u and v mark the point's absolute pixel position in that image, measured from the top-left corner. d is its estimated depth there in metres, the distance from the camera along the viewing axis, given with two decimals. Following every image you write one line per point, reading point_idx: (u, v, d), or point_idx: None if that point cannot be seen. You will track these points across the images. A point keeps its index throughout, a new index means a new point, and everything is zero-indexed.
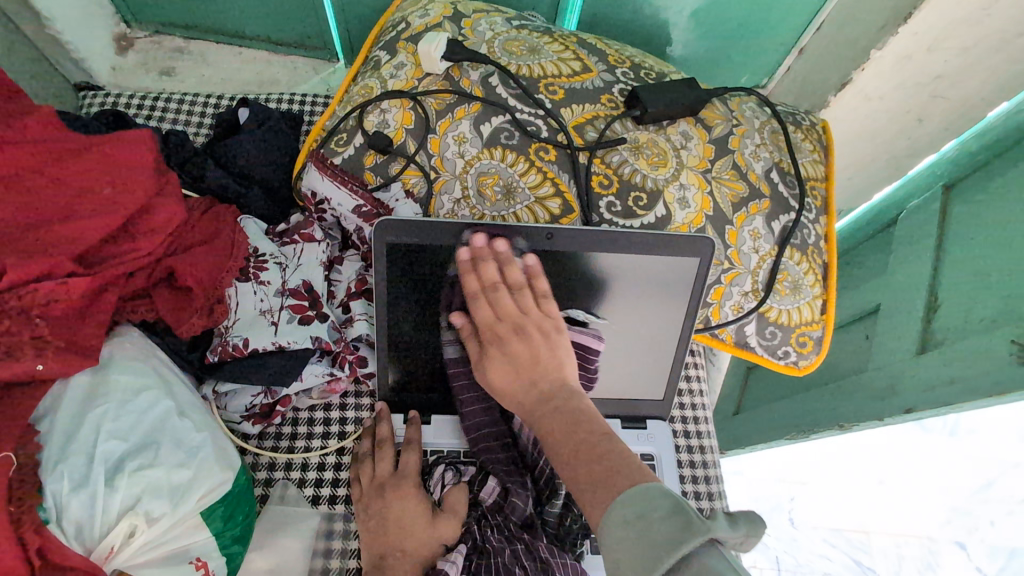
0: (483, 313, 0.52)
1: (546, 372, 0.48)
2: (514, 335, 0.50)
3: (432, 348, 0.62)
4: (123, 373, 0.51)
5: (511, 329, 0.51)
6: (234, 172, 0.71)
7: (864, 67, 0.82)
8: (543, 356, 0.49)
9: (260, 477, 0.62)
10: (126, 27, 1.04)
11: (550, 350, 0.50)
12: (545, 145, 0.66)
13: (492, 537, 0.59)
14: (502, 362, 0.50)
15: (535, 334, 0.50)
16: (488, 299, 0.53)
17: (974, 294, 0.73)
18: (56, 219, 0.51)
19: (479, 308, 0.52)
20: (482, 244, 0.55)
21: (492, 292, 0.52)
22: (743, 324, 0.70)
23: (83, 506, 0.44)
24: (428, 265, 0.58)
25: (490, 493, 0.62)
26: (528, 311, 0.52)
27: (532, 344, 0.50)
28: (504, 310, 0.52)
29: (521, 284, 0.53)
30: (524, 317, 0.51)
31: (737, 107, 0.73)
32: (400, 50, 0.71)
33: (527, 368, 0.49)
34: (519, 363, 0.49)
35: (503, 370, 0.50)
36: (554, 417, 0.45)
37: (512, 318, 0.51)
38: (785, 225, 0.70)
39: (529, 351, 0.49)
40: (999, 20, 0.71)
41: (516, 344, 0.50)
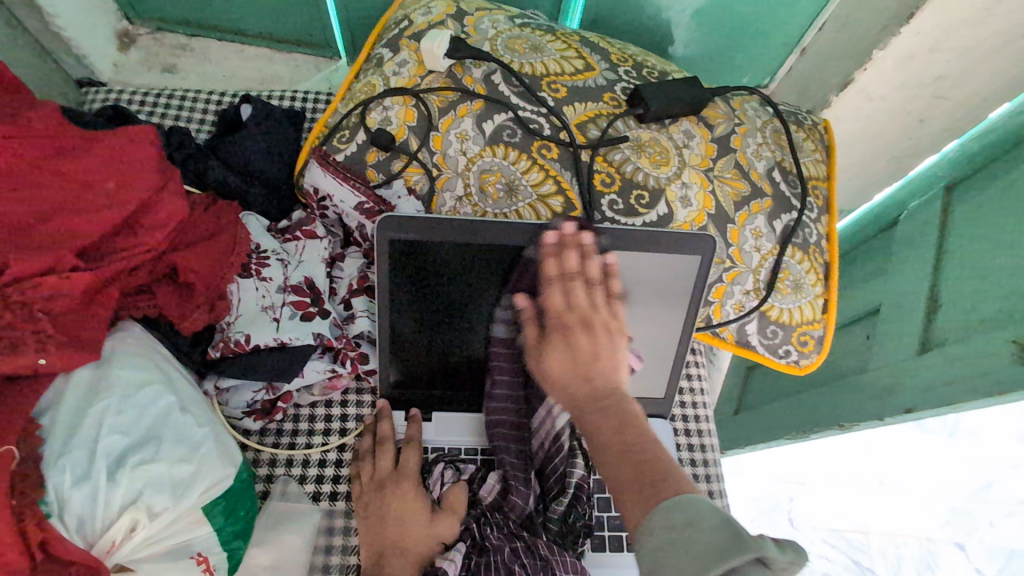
0: (553, 298, 0.52)
1: (604, 367, 0.48)
2: (582, 328, 0.50)
3: (475, 336, 0.62)
4: (125, 367, 0.51)
5: (580, 322, 0.50)
6: (236, 169, 0.71)
7: (865, 67, 0.83)
8: (602, 353, 0.48)
9: (262, 473, 0.62)
10: (129, 24, 1.04)
11: (610, 351, 0.49)
12: (548, 143, 0.66)
13: (491, 535, 0.60)
14: (561, 351, 0.50)
15: (600, 332, 0.49)
16: (563, 287, 0.52)
17: (975, 295, 0.73)
18: (58, 214, 0.51)
19: (555, 293, 0.52)
20: (564, 232, 0.55)
21: (569, 280, 0.52)
22: (745, 323, 0.70)
23: (85, 500, 0.44)
24: (429, 265, 0.58)
25: (489, 490, 0.63)
26: (598, 305, 0.51)
27: (594, 340, 0.49)
28: (577, 300, 0.51)
29: (597, 278, 0.53)
30: (593, 310, 0.51)
31: (739, 106, 0.73)
32: (403, 48, 0.71)
33: (586, 362, 0.48)
34: (578, 355, 0.49)
35: (562, 360, 0.49)
36: (604, 418, 0.45)
37: (582, 309, 0.51)
38: (787, 224, 0.70)
39: (591, 346, 0.49)
40: (1001, 20, 0.71)
41: (581, 336, 0.49)
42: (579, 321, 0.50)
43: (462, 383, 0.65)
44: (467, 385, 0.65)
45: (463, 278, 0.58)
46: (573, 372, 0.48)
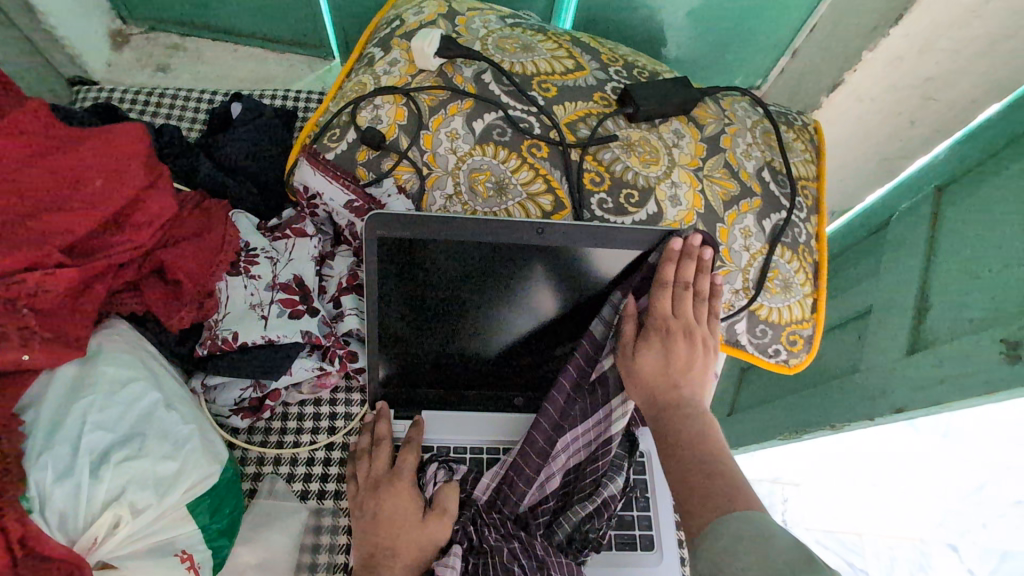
0: (664, 302, 0.58)
1: (691, 379, 0.57)
2: (682, 336, 0.57)
3: (501, 329, 0.63)
4: (111, 363, 0.51)
5: (683, 330, 0.58)
6: (227, 167, 0.71)
7: (856, 68, 0.83)
8: (693, 367, 0.57)
9: (249, 472, 0.62)
10: (121, 23, 1.04)
11: (701, 366, 0.57)
12: (538, 142, 0.66)
13: (489, 537, 0.58)
14: (658, 354, 0.57)
15: (699, 344, 0.57)
16: (677, 295, 0.58)
17: (963, 295, 0.73)
18: (45, 210, 0.51)
19: (665, 297, 0.58)
20: (688, 241, 0.57)
21: (681, 288, 0.58)
22: (734, 322, 0.70)
23: (67, 496, 0.44)
24: (424, 263, 0.58)
25: (484, 490, 0.61)
26: (701, 319, 0.59)
27: (690, 351, 0.57)
28: (686, 310, 0.58)
29: (705, 295, 0.59)
30: (695, 322, 0.58)
31: (729, 106, 0.74)
32: (394, 47, 0.72)
33: (678, 369, 0.57)
34: (673, 361, 0.57)
35: (656, 362, 0.57)
36: (683, 423, 0.54)
37: (686, 318, 0.58)
38: (776, 224, 0.70)
39: (686, 356, 0.57)
40: (987, 22, 0.72)
41: (679, 344, 0.57)
42: (684, 329, 0.58)
43: (468, 377, 0.66)
44: (459, 381, 0.66)
45: (458, 279, 0.59)
46: (661, 375, 0.56)
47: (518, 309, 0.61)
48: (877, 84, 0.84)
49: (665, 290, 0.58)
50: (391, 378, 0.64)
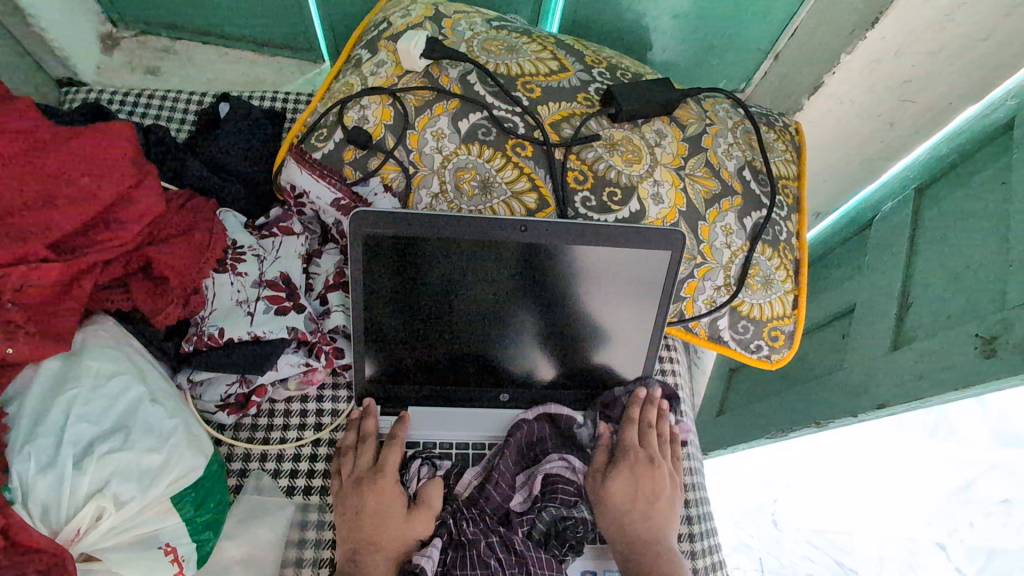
0: (631, 435, 0.66)
1: (657, 511, 0.63)
2: (647, 466, 0.65)
3: (486, 340, 0.64)
4: (96, 358, 0.51)
5: (650, 461, 0.65)
6: (215, 167, 0.71)
7: (835, 70, 0.84)
8: (660, 498, 0.64)
9: (235, 468, 0.62)
10: (112, 26, 1.04)
11: (665, 499, 0.64)
12: (522, 142, 0.68)
13: (468, 530, 0.59)
14: (627, 483, 0.63)
15: (663, 477, 0.65)
16: (643, 432, 0.67)
17: (941, 291, 0.75)
18: (29, 207, 0.51)
19: (632, 431, 0.66)
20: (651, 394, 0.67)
21: (646, 426, 0.67)
22: (716, 318, 0.71)
23: (50, 487, 0.44)
24: (419, 259, 0.58)
25: (465, 486, 0.63)
26: (665, 455, 0.67)
27: (657, 482, 0.64)
28: (652, 445, 0.66)
29: (666, 436, 0.69)
30: (660, 456, 0.66)
31: (711, 107, 0.75)
32: (381, 49, 0.73)
33: (644, 501, 0.63)
34: (640, 492, 0.63)
35: (626, 490, 0.63)
36: (652, 556, 0.60)
37: (650, 450, 0.66)
38: (757, 221, 0.71)
39: (653, 485, 0.64)
40: (960, 25, 0.74)
41: (647, 475, 0.64)
42: (650, 460, 0.65)
43: (454, 375, 0.66)
44: (445, 379, 0.66)
45: (449, 278, 0.60)
46: (630, 505, 0.62)
47: (499, 322, 0.63)
48: (856, 86, 0.86)
49: (632, 425, 0.66)
50: (380, 375, 0.65)
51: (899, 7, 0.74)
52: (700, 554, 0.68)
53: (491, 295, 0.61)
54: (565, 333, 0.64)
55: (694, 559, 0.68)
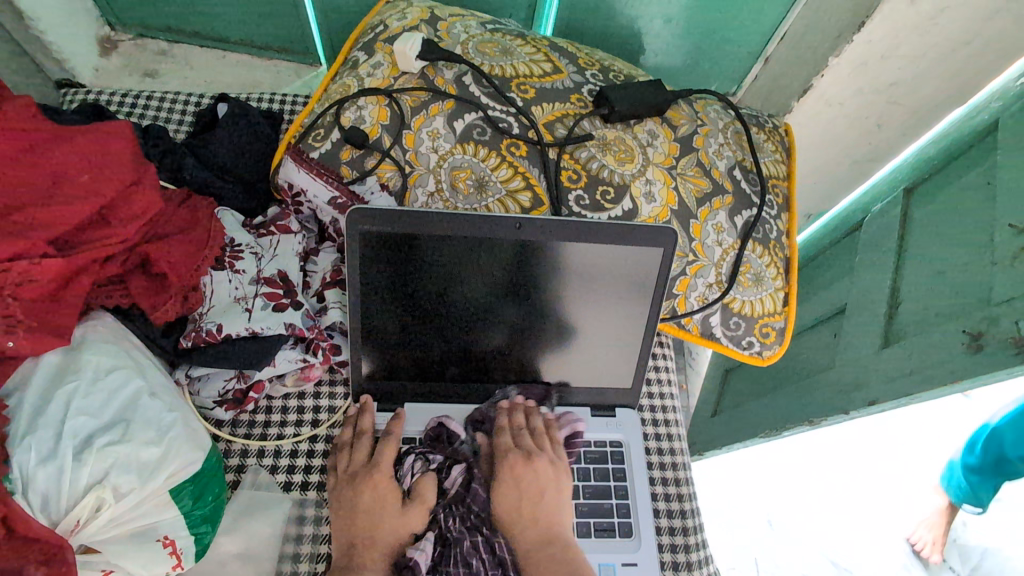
0: (504, 438, 0.64)
1: (545, 510, 0.61)
2: (523, 464, 0.62)
3: (475, 337, 0.64)
4: (95, 352, 0.52)
5: (526, 458, 0.63)
6: (212, 166, 0.72)
7: (823, 73, 0.87)
8: (545, 496, 0.61)
9: (232, 464, 0.62)
10: (110, 30, 1.05)
11: (553, 491, 0.62)
12: (516, 141, 0.69)
13: (454, 527, 0.61)
14: (510, 486, 0.62)
15: (545, 472, 0.62)
16: (514, 433, 0.65)
17: (930, 289, 0.76)
18: (30, 204, 0.52)
19: (504, 436, 0.64)
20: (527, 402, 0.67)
21: (515, 430, 0.65)
22: (709, 315, 0.72)
23: (50, 478, 0.45)
24: (415, 257, 0.59)
25: (454, 483, 0.63)
26: (545, 447, 0.64)
27: (541, 480, 0.62)
28: (525, 442, 0.64)
29: (540, 428, 0.66)
30: (539, 449, 0.64)
31: (702, 108, 0.77)
32: (378, 50, 0.74)
33: (531, 502, 0.61)
34: (524, 492, 0.61)
35: (511, 494, 0.62)
36: (544, 561, 0.57)
37: (527, 447, 0.64)
38: (748, 220, 0.73)
39: (534, 482, 0.62)
40: (945, 29, 0.76)
41: (526, 475, 0.62)
42: (527, 457, 0.63)
43: (447, 372, 0.66)
44: (438, 376, 0.66)
45: (441, 274, 0.60)
46: (518, 510, 0.61)
47: (484, 320, 0.63)
48: (844, 89, 0.88)
49: (501, 429, 0.65)
50: (377, 373, 0.65)
51: (882, 11, 0.77)
52: (694, 548, 0.66)
53: (482, 293, 0.62)
54: (537, 336, 0.65)
55: (687, 554, 0.66)
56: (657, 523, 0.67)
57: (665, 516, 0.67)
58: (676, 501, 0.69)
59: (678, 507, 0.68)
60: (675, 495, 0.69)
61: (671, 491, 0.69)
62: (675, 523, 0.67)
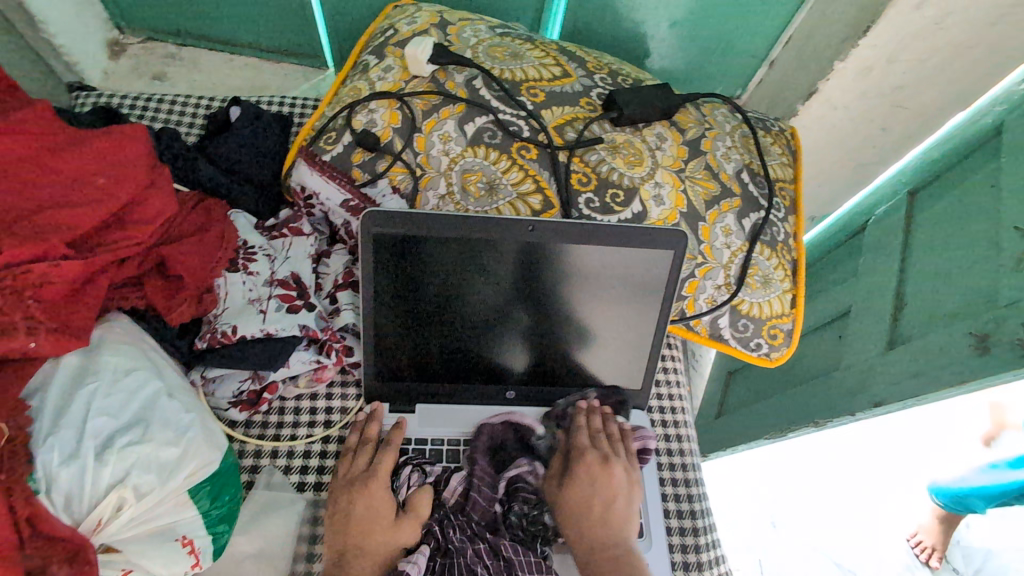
0: (581, 437, 0.64)
1: (615, 512, 0.60)
2: (600, 465, 0.62)
3: (481, 338, 0.65)
4: (113, 353, 0.52)
5: (604, 463, 0.62)
6: (225, 168, 0.72)
7: (829, 76, 0.87)
8: (617, 501, 0.61)
9: (247, 464, 0.63)
10: (118, 33, 1.06)
11: (623, 500, 0.61)
12: (527, 145, 0.69)
13: (454, 537, 0.58)
14: (584, 486, 0.61)
15: (620, 478, 0.61)
16: (590, 434, 0.64)
17: (936, 290, 0.76)
18: (50, 207, 0.52)
19: (582, 436, 0.64)
20: (592, 402, 0.67)
21: (594, 433, 0.65)
22: (717, 317, 0.73)
23: (73, 478, 0.45)
24: (425, 259, 0.60)
25: (452, 491, 0.61)
26: (621, 453, 0.64)
27: (615, 485, 0.61)
28: (606, 446, 0.64)
29: (618, 435, 0.65)
30: (614, 454, 0.63)
31: (709, 112, 0.78)
32: (388, 54, 0.74)
33: (604, 503, 0.60)
34: (597, 496, 0.60)
35: (583, 496, 0.60)
36: (609, 564, 0.57)
37: (604, 451, 0.63)
38: (755, 222, 0.73)
39: (609, 487, 0.61)
40: (950, 34, 0.77)
41: (601, 479, 0.61)
42: (603, 460, 0.62)
43: (452, 373, 0.66)
44: (444, 377, 0.66)
45: (450, 276, 0.61)
46: (586, 510, 0.60)
47: (489, 320, 0.64)
48: (849, 92, 0.88)
49: (579, 430, 0.64)
50: (383, 375, 0.65)
51: (887, 16, 0.77)
52: (704, 549, 0.67)
53: (490, 295, 0.62)
54: (544, 337, 0.65)
55: (697, 554, 0.66)
56: (667, 523, 0.67)
57: (675, 516, 0.68)
58: (685, 500, 0.69)
59: (687, 507, 0.69)
60: (684, 495, 0.69)
61: (681, 492, 0.70)
62: (685, 524, 0.68)
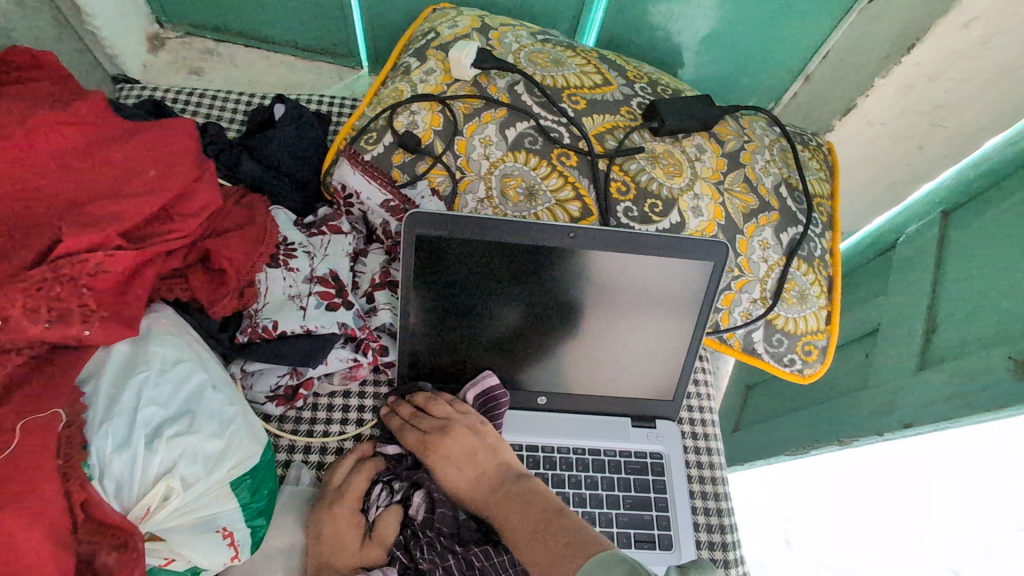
0: (408, 435, 0.61)
1: (492, 468, 0.59)
2: (442, 440, 0.59)
3: (509, 328, 0.63)
4: (161, 344, 0.54)
5: (441, 430, 0.60)
6: (267, 165, 0.73)
7: (868, 93, 0.85)
8: (479, 452, 0.59)
9: (281, 458, 0.64)
10: (159, 27, 1.08)
11: (482, 452, 0.59)
12: (567, 151, 0.70)
13: (423, 557, 0.55)
14: (449, 468, 0.59)
15: (463, 436, 0.59)
16: (414, 425, 0.62)
17: (971, 314, 0.74)
18: (100, 197, 0.53)
19: (409, 433, 0.61)
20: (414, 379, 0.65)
21: (413, 421, 0.62)
22: (751, 330, 0.72)
23: (124, 466, 0.46)
24: (438, 259, 0.59)
25: (418, 508, 0.59)
26: (453, 414, 0.61)
27: (468, 443, 0.59)
28: (432, 423, 0.61)
29: (428, 401, 0.63)
30: (452, 420, 0.61)
31: (748, 125, 0.77)
32: (430, 57, 0.75)
33: (473, 469, 0.59)
34: (461, 466, 0.59)
35: (452, 470, 0.59)
36: (512, 513, 0.55)
37: (440, 424, 0.61)
38: (793, 237, 0.73)
39: (463, 447, 0.59)
40: (997, 54, 0.74)
41: (452, 446, 0.59)
42: (443, 431, 0.60)
43: (476, 363, 0.65)
44: (468, 368, 0.65)
45: (471, 271, 0.60)
46: (463, 480, 0.59)
47: (502, 321, 0.63)
48: (887, 109, 0.86)
49: (404, 428, 0.62)
50: (410, 363, 0.65)
51: (933, 35, 0.75)
52: (733, 564, 0.66)
53: (508, 284, 0.61)
54: (548, 338, 0.64)
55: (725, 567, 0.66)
56: (697, 537, 0.67)
57: (704, 530, 0.67)
58: (715, 515, 0.68)
59: (716, 521, 0.68)
60: (714, 509, 0.69)
61: (710, 507, 0.69)
62: (714, 540, 0.67)
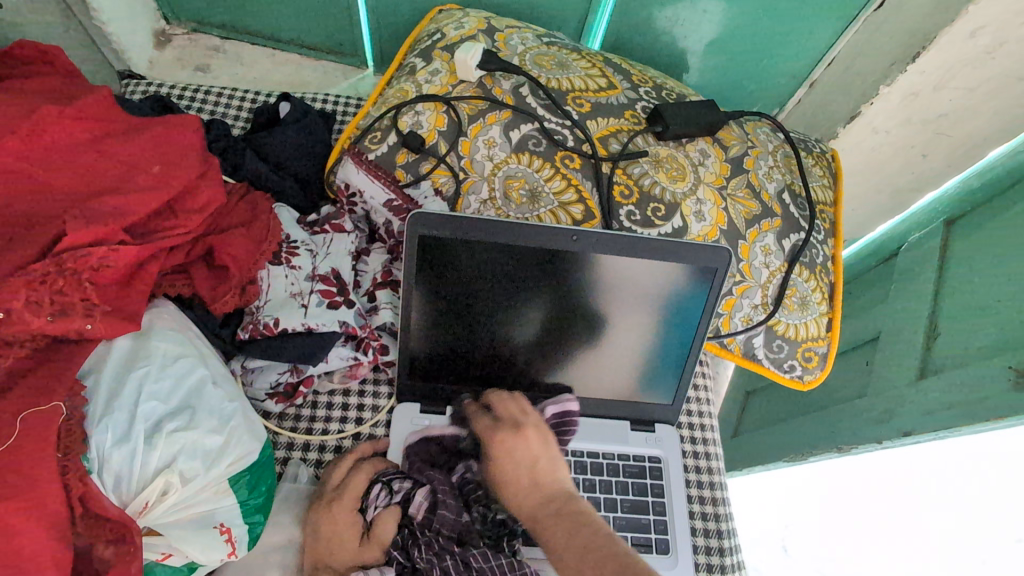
0: (482, 420, 0.60)
1: (546, 478, 0.55)
2: (513, 435, 0.57)
3: (512, 331, 0.63)
4: (162, 339, 0.54)
5: (515, 428, 0.58)
6: (271, 163, 0.74)
7: (871, 102, 0.85)
8: (542, 461, 0.56)
9: (279, 455, 0.64)
10: (166, 23, 1.09)
11: (549, 460, 0.56)
12: (571, 154, 0.70)
13: (420, 556, 0.55)
14: (505, 462, 0.56)
15: (535, 440, 0.57)
16: (488, 412, 0.61)
17: (972, 324, 0.74)
18: (106, 192, 0.53)
19: (483, 417, 0.60)
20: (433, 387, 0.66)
21: (489, 409, 0.61)
22: (751, 336, 0.72)
23: (124, 460, 0.46)
24: (452, 260, 0.59)
25: (418, 508, 0.58)
26: (529, 415, 0.60)
27: (535, 446, 0.57)
28: (507, 417, 0.59)
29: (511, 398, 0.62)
30: (526, 420, 0.59)
31: (752, 130, 0.77)
32: (435, 58, 0.75)
33: (528, 472, 0.55)
34: (518, 466, 0.56)
35: (506, 469, 0.56)
36: (561, 529, 0.51)
37: (513, 419, 0.59)
38: (796, 243, 0.73)
39: (527, 450, 0.56)
40: (1002, 64, 0.74)
41: (519, 444, 0.57)
42: (514, 428, 0.58)
43: (476, 365, 0.65)
44: (468, 369, 0.65)
45: (480, 272, 0.60)
46: (514, 482, 0.55)
47: (508, 323, 0.63)
48: (891, 118, 0.86)
49: (478, 411, 0.61)
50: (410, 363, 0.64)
51: (938, 44, 0.75)
52: (729, 568, 0.66)
53: (517, 287, 0.61)
54: (554, 338, 0.64)
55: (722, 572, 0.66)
56: (693, 542, 0.67)
57: (701, 535, 0.67)
58: (712, 519, 0.68)
59: (714, 526, 0.68)
60: (711, 514, 0.69)
61: (708, 511, 0.69)
62: (711, 544, 0.67)
